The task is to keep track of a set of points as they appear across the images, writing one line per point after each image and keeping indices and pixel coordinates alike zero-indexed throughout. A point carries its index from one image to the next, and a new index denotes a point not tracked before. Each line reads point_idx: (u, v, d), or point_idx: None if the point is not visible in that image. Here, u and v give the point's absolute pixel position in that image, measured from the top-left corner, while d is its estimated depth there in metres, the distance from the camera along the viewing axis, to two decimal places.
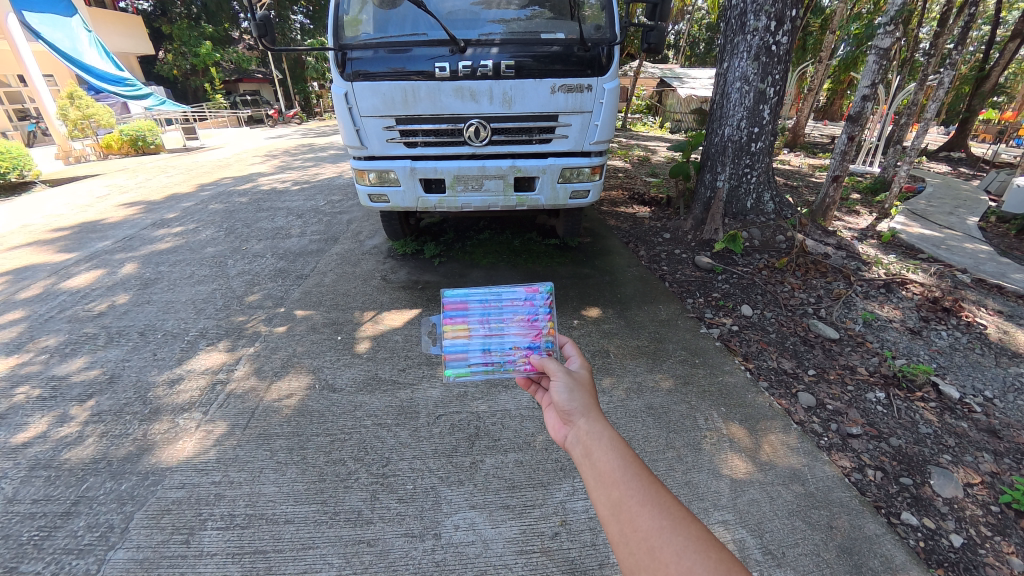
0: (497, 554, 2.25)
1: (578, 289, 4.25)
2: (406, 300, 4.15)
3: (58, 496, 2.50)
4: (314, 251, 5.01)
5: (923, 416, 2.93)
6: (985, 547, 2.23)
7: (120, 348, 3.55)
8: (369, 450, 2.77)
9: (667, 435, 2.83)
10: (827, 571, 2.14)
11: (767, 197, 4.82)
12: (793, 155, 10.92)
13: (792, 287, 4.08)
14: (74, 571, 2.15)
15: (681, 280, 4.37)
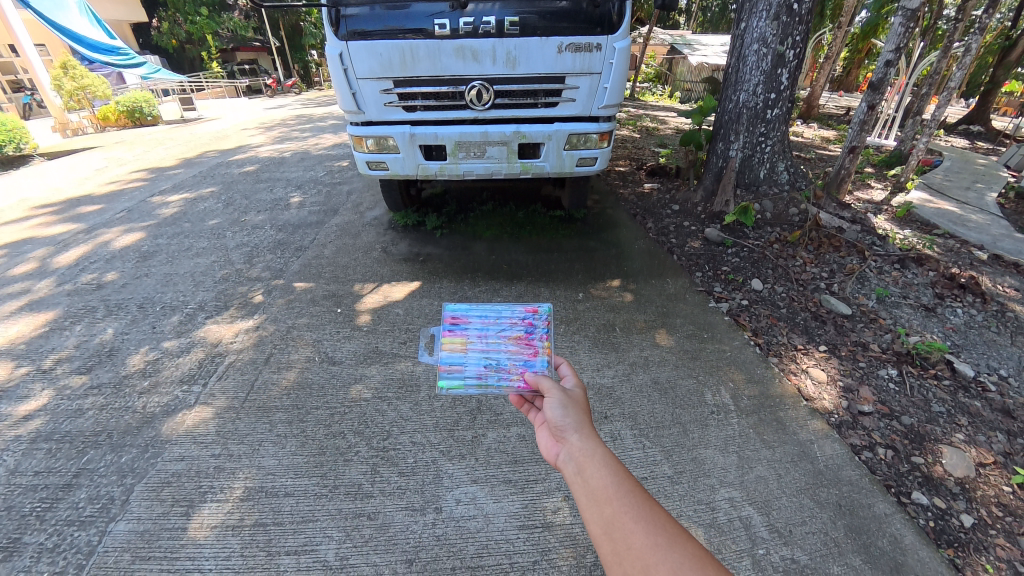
0: (499, 529, 2.25)
1: (584, 263, 4.14)
2: (407, 272, 4.06)
3: (60, 468, 2.49)
4: (314, 222, 4.93)
5: (936, 395, 2.85)
6: (995, 528, 2.21)
7: (120, 321, 3.50)
8: (369, 423, 2.73)
9: (674, 411, 2.77)
10: (833, 549, 2.14)
11: (781, 167, 4.64)
12: (807, 127, 10.63)
13: (805, 261, 3.96)
14: (77, 542, 2.17)
15: (690, 253, 4.25)
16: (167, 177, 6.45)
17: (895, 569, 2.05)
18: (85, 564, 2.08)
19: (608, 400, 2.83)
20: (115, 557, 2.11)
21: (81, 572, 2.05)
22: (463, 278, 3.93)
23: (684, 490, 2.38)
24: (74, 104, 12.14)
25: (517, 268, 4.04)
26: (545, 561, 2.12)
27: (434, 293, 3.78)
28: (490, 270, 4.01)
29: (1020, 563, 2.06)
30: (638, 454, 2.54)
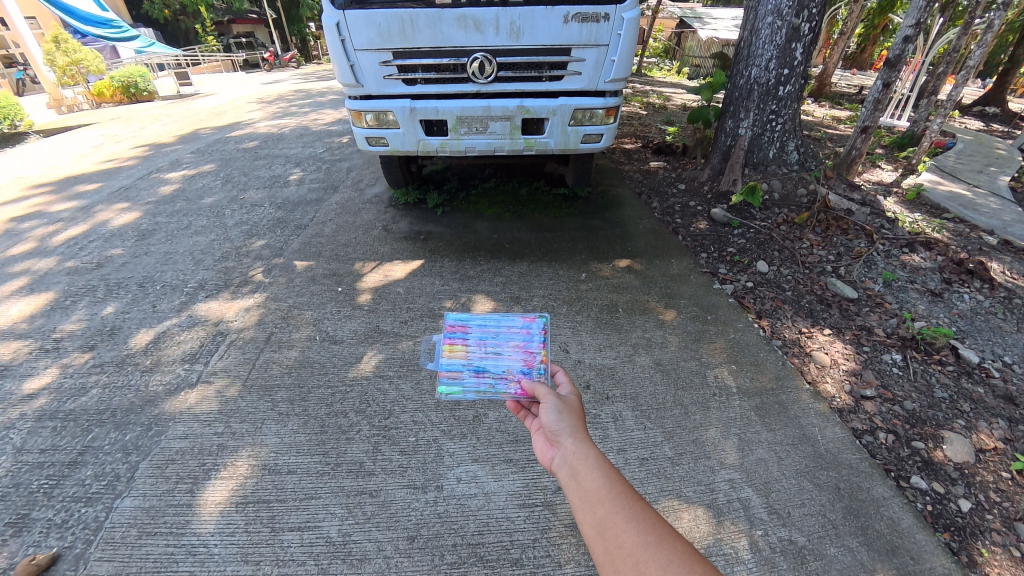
0: (499, 507, 2.28)
1: (587, 243, 4.08)
2: (408, 251, 4.01)
3: (65, 446, 2.52)
4: (314, 200, 4.86)
5: (940, 380, 2.84)
6: (992, 513, 2.22)
7: (120, 300, 3.48)
8: (371, 402, 2.73)
9: (676, 392, 2.76)
10: (830, 531, 2.17)
11: (791, 146, 4.48)
12: (818, 106, 10.36)
13: (812, 244, 3.89)
14: (84, 518, 2.21)
15: (695, 234, 4.18)
16: (164, 155, 6.34)
17: (892, 550, 2.09)
18: (94, 539, 2.14)
19: (609, 380, 2.82)
20: (123, 532, 2.17)
21: (90, 546, 2.11)
22: (465, 258, 3.89)
23: (684, 471, 2.39)
24: (67, 79, 11.95)
25: (519, 247, 4.00)
26: (545, 538, 2.16)
27: (436, 272, 3.74)
28: (492, 250, 3.97)
29: (1015, 548, 2.09)
30: (639, 434, 2.54)
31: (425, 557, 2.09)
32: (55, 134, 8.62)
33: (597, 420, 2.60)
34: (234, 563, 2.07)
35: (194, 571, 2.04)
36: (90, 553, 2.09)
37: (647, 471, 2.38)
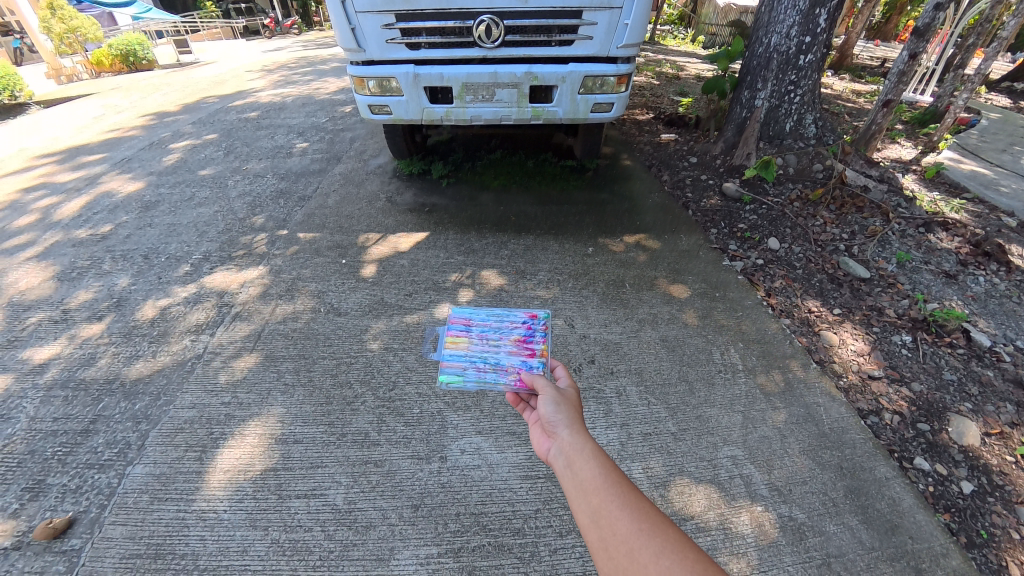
0: (503, 477, 2.32)
1: (595, 217, 4.02)
2: (413, 223, 3.95)
3: (77, 415, 2.57)
4: (317, 170, 4.77)
5: (949, 363, 2.80)
6: (994, 496, 2.25)
7: (126, 271, 3.48)
8: (375, 374, 2.75)
9: (681, 368, 2.76)
10: (830, 509, 2.24)
11: (809, 119, 4.35)
12: (838, 78, 9.95)
13: (825, 221, 3.77)
14: (98, 484, 2.29)
15: (705, 209, 4.09)
16: (165, 125, 6.24)
17: (891, 529, 2.16)
18: (107, 504, 2.22)
19: (614, 355, 2.82)
20: (135, 498, 2.24)
21: (104, 511, 2.19)
22: (470, 231, 3.84)
23: (687, 447, 2.42)
24: (65, 47, 12.33)
25: (525, 221, 3.94)
26: (546, 509, 2.23)
27: (440, 245, 3.69)
28: (498, 223, 3.91)
29: (1014, 529, 2.13)
30: (643, 409, 2.55)
31: (428, 526, 2.16)
32: (55, 105, 8.51)
33: (601, 394, 2.60)
34: (244, 528, 2.16)
35: (206, 535, 2.13)
36: (105, 518, 2.17)
37: (649, 446, 2.40)
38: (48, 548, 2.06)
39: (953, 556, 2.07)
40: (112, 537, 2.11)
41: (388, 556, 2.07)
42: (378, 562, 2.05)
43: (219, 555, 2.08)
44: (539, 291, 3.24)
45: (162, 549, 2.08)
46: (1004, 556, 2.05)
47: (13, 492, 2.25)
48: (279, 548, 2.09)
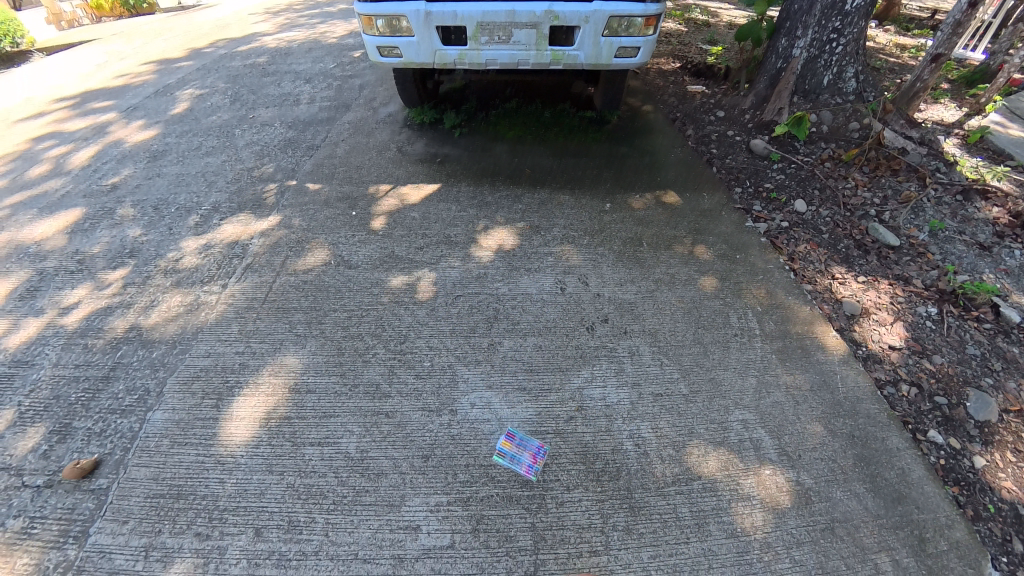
0: (512, 432, 2.35)
1: (613, 171, 3.85)
2: (424, 174, 3.80)
3: (98, 362, 2.64)
4: (325, 120, 4.47)
5: (974, 337, 2.71)
6: (1005, 471, 2.26)
7: (139, 221, 3.48)
8: (387, 327, 2.75)
9: (696, 331, 2.75)
10: (838, 476, 2.26)
11: (851, 72, 3.91)
12: (884, 28, 9.14)
13: (856, 184, 3.53)
14: (122, 427, 2.38)
15: (731, 166, 3.87)
16: (170, 73, 6.04)
17: (898, 499, 2.20)
18: (130, 447, 2.32)
19: (628, 315, 2.82)
20: (156, 441, 2.34)
21: (128, 453, 2.29)
22: (483, 183, 3.72)
23: (697, 409, 2.44)
24: None
25: (540, 174, 3.81)
26: (554, 463, 2.26)
27: (452, 198, 3.58)
28: (512, 176, 3.79)
29: (1021, 506, 2.16)
30: (656, 370, 2.58)
31: (439, 475, 2.22)
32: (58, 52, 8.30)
33: (613, 354, 2.64)
34: (261, 472, 2.24)
35: (225, 477, 2.23)
36: (129, 460, 2.28)
37: (659, 407, 2.44)
38: (77, 486, 2.19)
39: (957, 527, 2.12)
40: (137, 477, 2.22)
41: (399, 502, 2.15)
42: (390, 507, 2.14)
43: (238, 497, 2.18)
44: (553, 251, 3.18)
45: (184, 490, 2.19)
46: (1008, 530, 2.10)
47: (42, 433, 2.36)
48: (295, 491, 2.19)
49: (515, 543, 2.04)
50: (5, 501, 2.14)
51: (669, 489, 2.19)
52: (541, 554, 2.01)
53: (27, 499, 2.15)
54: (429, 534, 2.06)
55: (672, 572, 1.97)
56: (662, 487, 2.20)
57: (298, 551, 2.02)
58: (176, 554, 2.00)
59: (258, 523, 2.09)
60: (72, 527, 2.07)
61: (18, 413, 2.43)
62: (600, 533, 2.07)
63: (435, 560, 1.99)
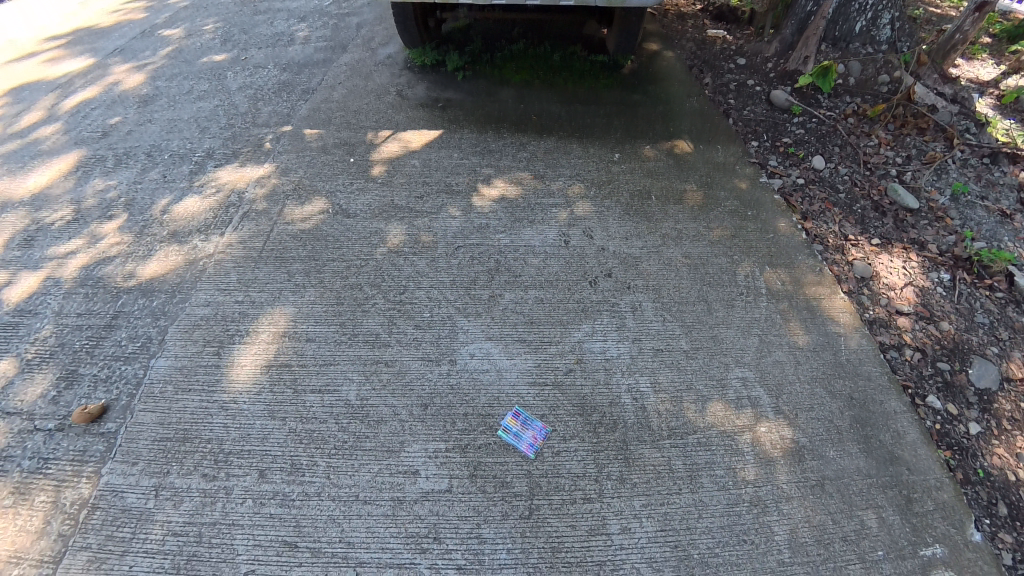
0: (511, 383, 2.36)
1: (624, 119, 3.68)
2: (425, 119, 3.63)
3: (99, 311, 2.63)
4: (321, 61, 4.19)
5: (984, 306, 2.65)
6: (999, 439, 2.27)
7: (130, 170, 3.37)
8: (386, 277, 2.71)
9: (701, 288, 2.72)
10: (834, 436, 2.28)
11: (886, 18, 3.57)
12: None
13: (880, 142, 3.35)
14: (126, 373, 2.41)
15: (749, 118, 3.66)
16: (156, 11, 5.68)
17: (890, 460, 2.23)
18: (136, 393, 2.35)
19: (633, 270, 2.77)
20: (161, 387, 2.36)
21: (134, 399, 2.33)
22: (487, 129, 3.56)
23: (697, 365, 2.44)
24: None
25: (547, 121, 3.64)
26: (551, 415, 2.27)
27: (454, 144, 3.44)
28: (517, 122, 3.63)
29: (1010, 472, 2.19)
30: (657, 326, 2.56)
31: (437, 423, 2.25)
32: None
33: (615, 308, 2.62)
34: (263, 417, 2.28)
35: (228, 422, 2.26)
36: (135, 405, 2.31)
37: (659, 361, 2.44)
38: (87, 430, 2.24)
39: (946, 489, 2.16)
40: (144, 421, 2.26)
41: (399, 448, 2.19)
42: (390, 453, 2.18)
43: (242, 441, 2.22)
44: (558, 203, 3.09)
45: (189, 434, 2.23)
46: (994, 494, 2.14)
47: (50, 379, 2.39)
48: (297, 437, 2.22)
49: (511, 489, 2.09)
50: (20, 443, 2.20)
51: (665, 442, 2.22)
52: (536, 500, 2.07)
53: (40, 442, 2.21)
54: (427, 478, 2.12)
55: (662, 520, 2.04)
56: (657, 440, 2.22)
57: (302, 492, 2.09)
58: (186, 494, 2.08)
59: (262, 466, 2.15)
60: (84, 468, 2.14)
61: (25, 359, 2.46)
62: (594, 481, 2.11)
63: (433, 503, 2.06)
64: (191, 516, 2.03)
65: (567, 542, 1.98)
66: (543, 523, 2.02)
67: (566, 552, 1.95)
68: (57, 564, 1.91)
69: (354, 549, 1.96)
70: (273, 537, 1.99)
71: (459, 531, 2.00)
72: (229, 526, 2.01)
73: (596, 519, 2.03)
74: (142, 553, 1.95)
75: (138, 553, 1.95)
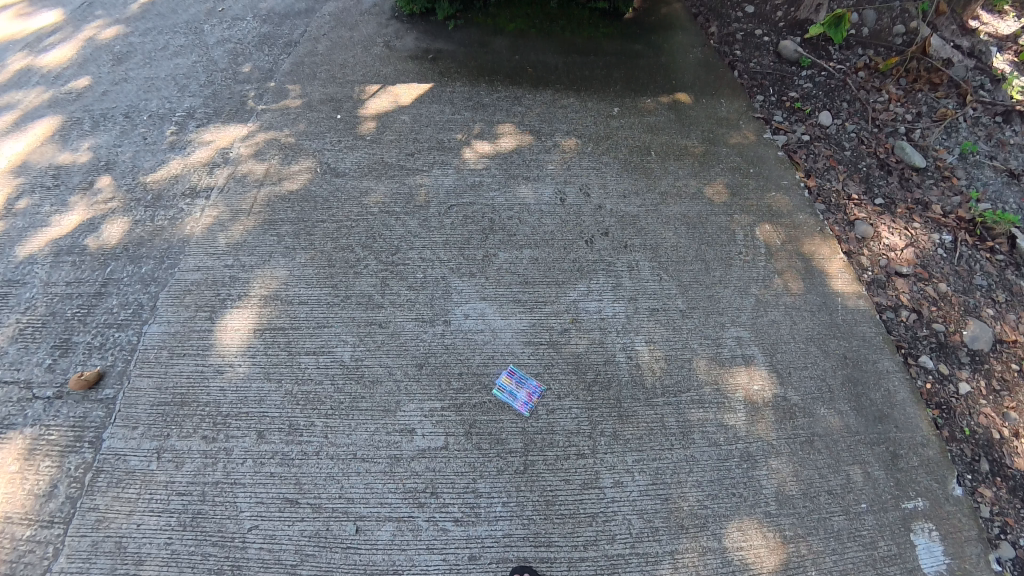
0: (505, 342, 2.36)
1: (625, 71, 3.52)
2: (415, 72, 3.47)
3: (88, 279, 2.57)
4: (303, 11, 3.96)
5: (984, 268, 2.63)
6: (987, 398, 2.30)
7: (109, 132, 3.16)
8: (378, 238, 2.66)
9: (699, 247, 2.68)
10: (825, 394, 2.30)
11: None
12: None
13: (890, 98, 3.22)
14: (121, 340, 2.38)
15: (756, 71, 3.51)
16: None
17: (879, 418, 2.26)
18: (131, 359, 2.33)
19: (630, 229, 2.72)
20: (155, 353, 2.34)
21: (129, 365, 2.32)
22: (480, 82, 3.41)
23: (693, 325, 2.43)
24: None
25: (542, 72, 3.49)
26: (546, 373, 2.28)
27: (445, 99, 3.30)
28: (512, 74, 3.47)
29: (995, 430, 2.23)
30: (654, 285, 2.54)
31: (432, 383, 2.26)
32: None
33: (612, 268, 2.59)
34: (259, 380, 2.27)
35: (225, 386, 2.26)
36: (131, 371, 2.30)
37: (655, 321, 2.44)
38: (86, 396, 2.24)
39: (931, 446, 2.21)
40: (141, 386, 2.26)
41: (394, 408, 2.20)
42: (386, 413, 2.19)
43: (240, 403, 2.23)
44: (553, 160, 3.00)
45: (187, 398, 2.23)
46: (978, 451, 2.19)
47: (44, 348, 2.37)
48: (294, 398, 2.23)
49: (506, 446, 2.12)
50: (20, 411, 2.20)
51: (658, 400, 2.24)
52: (530, 456, 2.10)
53: (40, 409, 2.21)
54: (423, 436, 2.14)
55: (654, 474, 2.08)
56: (651, 397, 2.24)
57: (300, 451, 2.11)
58: (187, 456, 2.11)
59: (260, 427, 2.16)
60: (85, 433, 2.15)
61: (18, 329, 2.42)
62: (588, 438, 2.14)
63: (429, 459, 2.09)
64: (193, 476, 2.06)
65: (561, 496, 2.02)
66: (538, 477, 2.06)
67: (559, 505, 2.01)
68: (68, 524, 1.96)
69: (354, 504, 2.01)
70: (274, 494, 2.03)
71: (455, 486, 2.04)
72: (232, 485, 2.05)
73: (589, 474, 2.07)
74: (148, 512, 1.99)
75: (145, 512, 1.99)
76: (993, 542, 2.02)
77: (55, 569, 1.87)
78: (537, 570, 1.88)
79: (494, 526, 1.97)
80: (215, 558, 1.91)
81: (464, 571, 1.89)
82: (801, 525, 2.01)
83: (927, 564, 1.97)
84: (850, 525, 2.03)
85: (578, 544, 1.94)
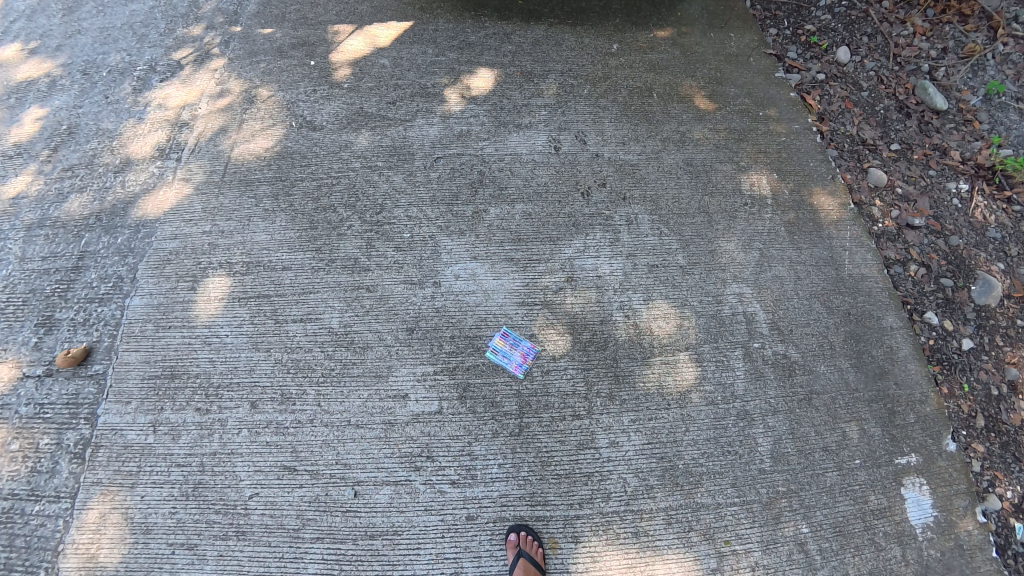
0: (498, 303, 2.26)
1: (624, 3, 3.23)
2: (393, 9, 3.18)
3: (64, 253, 2.43)
4: None
5: (998, 220, 2.50)
6: (990, 355, 2.24)
7: (68, 92, 2.91)
8: (361, 197, 2.51)
9: (702, 199, 2.54)
10: (827, 351, 2.23)
11: None
12: None
13: (915, 32, 2.96)
14: (104, 314, 2.28)
15: (770, 2, 3.23)
16: None
17: (880, 375, 2.20)
18: (116, 334, 2.23)
19: (629, 179, 2.57)
20: (141, 326, 2.25)
21: (116, 339, 2.22)
22: (465, 19, 3.13)
23: (693, 281, 2.34)
24: None
25: (534, 5, 3.20)
26: (541, 335, 2.20)
27: (427, 38, 3.04)
28: (500, 7, 3.18)
29: (994, 387, 2.18)
30: (653, 240, 2.42)
31: (424, 347, 2.18)
32: None
33: (609, 222, 2.45)
34: (248, 349, 2.19)
35: (213, 357, 2.18)
36: (119, 346, 2.21)
37: (654, 278, 2.33)
38: (75, 373, 2.16)
39: (929, 403, 2.16)
40: (130, 360, 2.18)
41: (387, 373, 2.13)
42: (377, 378, 2.12)
43: (230, 373, 2.15)
44: (548, 105, 2.80)
45: (177, 369, 2.16)
46: (975, 408, 2.15)
47: (28, 326, 2.26)
48: (284, 366, 2.15)
49: (502, 409, 2.07)
50: (12, 391, 2.12)
51: (655, 359, 2.17)
52: (525, 418, 2.05)
53: (32, 389, 2.13)
54: (417, 401, 2.08)
55: (650, 434, 2.04)
56: (649, 357, 2.17)
57: (294, 420, 2.06)
58: (183, 428, 2.05)
59: (253, 397, 2.10)
60: (80, 410, 2.08)
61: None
62: (584, 400, 2.08)
63: (425, 424, 2.04)
64: (191, 448, 2.02)
65: (557, 457, 1.99)
66: (533, 439, 2.02)
67: (555, 466, 1.97)
68: (74, 498, 1.92)
69: (350, 470, 1.97)
70: (270, 462, 1.99)
71: (451, 450, 2.00)
72: (229, 455, 2.00)
73: (585, 435, 2.02)
74: (151, 485, 1.96)
75: (147, 484, 1.96)
76: (982, 494, 2.01)
77: (67, 542, 1.85)
78: (534, 528, 1.87)
79: (491, 487, 1.94)
80: (219, 525, 1.90)
81: (462, 530, 1.88)
82: (795, 482, 1.99)
83: (915, 517, 1.97)
84: (843, 481, 2.01)
85: (574, 503, 1.92)
